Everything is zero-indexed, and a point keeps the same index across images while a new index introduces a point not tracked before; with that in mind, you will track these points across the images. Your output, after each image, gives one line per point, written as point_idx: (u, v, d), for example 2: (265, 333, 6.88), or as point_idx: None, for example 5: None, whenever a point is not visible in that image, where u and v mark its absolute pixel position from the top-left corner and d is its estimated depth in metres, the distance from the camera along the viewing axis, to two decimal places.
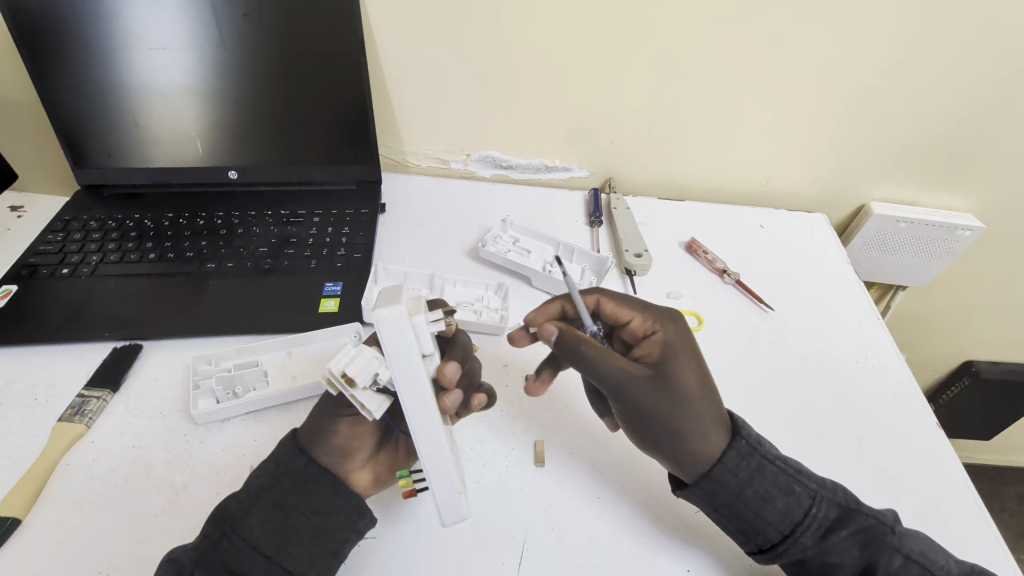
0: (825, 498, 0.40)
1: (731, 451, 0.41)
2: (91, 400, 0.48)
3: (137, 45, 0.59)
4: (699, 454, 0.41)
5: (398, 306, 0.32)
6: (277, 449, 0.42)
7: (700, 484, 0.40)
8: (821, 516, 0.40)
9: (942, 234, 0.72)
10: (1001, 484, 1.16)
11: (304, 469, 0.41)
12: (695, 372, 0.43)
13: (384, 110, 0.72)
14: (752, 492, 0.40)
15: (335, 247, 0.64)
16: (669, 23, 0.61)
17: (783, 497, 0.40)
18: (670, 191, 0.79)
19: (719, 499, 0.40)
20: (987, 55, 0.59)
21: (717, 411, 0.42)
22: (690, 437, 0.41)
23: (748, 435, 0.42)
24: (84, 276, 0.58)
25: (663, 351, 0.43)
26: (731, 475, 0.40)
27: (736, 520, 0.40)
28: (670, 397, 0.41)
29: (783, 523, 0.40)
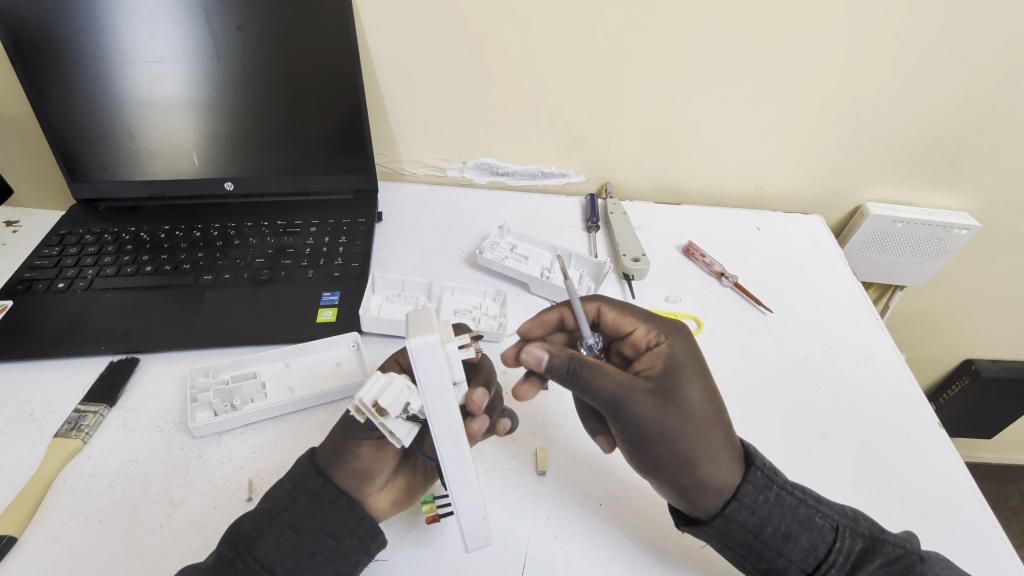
0: (848, 529, 0.40)
1: (747, 486, 0.40)
2: (88, 415, 0.48)
3: (131, 58, 0.59)
4: (712, 489, 0.39)
5: (432, 334, 0.32)
6: (292, 469, 0.42)
7: (714, 524, 0.39)
8: (847, 549, 0.39)
9: (937, 233, 0.72)
10: (1004, 482, 1.16)
11: (319, 490, 0.40)
12: (704, 392, 0.41)
13: (380, 120, 0.73)
14: (773, 530, 0.39)
15: (332, 257, 0.64)
16: (662, 29, 0.61)
17: (806, 533, 0.39)
18: (667, 195, 0.79)
19: (736, 538, 0.39)
20: (979, 56, 0.59)
21: (729, 439, 0.41)
22: (701, 466, 0.39)
23: (764, 466, 0.40)
24: (80, 290, 0.58)
25: (668, 366, 0.42)
26: (748, 513, 0.39)
27: (754, 559, 0.39)
28: (679, 419, 0.40)
29: (806, 561, 0.39)
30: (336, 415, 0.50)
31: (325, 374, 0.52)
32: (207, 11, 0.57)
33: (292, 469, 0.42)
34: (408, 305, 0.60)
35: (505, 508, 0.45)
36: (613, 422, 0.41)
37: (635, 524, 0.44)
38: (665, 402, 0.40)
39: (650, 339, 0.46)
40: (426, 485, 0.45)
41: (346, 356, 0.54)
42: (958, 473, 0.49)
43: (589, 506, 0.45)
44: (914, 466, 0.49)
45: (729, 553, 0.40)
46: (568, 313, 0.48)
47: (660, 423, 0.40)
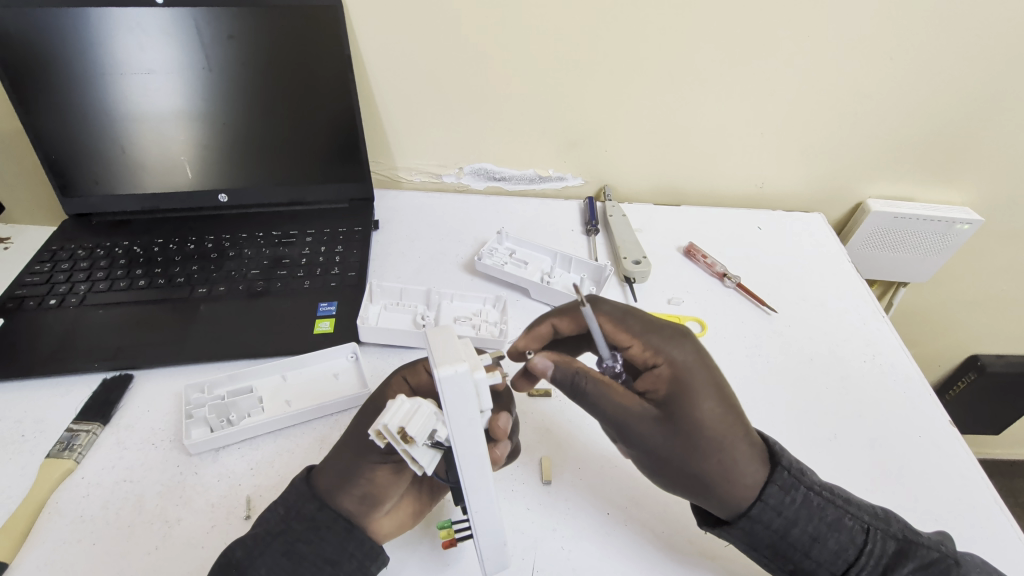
0: (879, 532, 0.39)
1: (771, 487, 0.39)
2: (80, 434, 0.47)
3: (122, 71, 0.58)
4: (730, 503, 0.39)
5: (461, 364, 0.31)
6: (288, 490, 0.41)
7: (739, 526, 0.39)
8: (879, 552, 0.38)
9: (940, 228, 0.72)
10: (1013, 478, 1.14)
11: (315, 515, 0.39)
12: (714, 406, 0.40)
13: (375, 128, 0.72)
14: (800, 532, 0.38)
15: (328, 267, 0.63)
16: (658, 29, 0.61)
17: (835, 535, 0.38)
18: (666, 197, 0.78)
19: (761, 538, 0.39)
20: (977, 51, 0.59)
21: (748, 454, 0.39)
22: (717, 487, 0.39)
23: (790, 465, 0.39)
24: (71, 306, 0.57)
25: (672, 385, 0.41)
26: (774, 514, 0.38)
27: (780, 560, 0.39)
28: (691, 445, 0.39)
29: (836, 564, 0.38)
30: (336, 428, 0.49)
31: (324, 387, 0.51)
32: (198, 22, 0.57)
33: (287, 491, 0.40)
34: (406, 313, 0.59)
35: (508, 522, 0.43)
36: (626, 449, 0.41)
37: (647, 528, 0.43)
38: (676, 432, 0.39)
39: (648, 356, 0.43)
40: (430, 506, 0.43)
41: (345, 367, 0.53)
42: (971, 472, 0.48)
43: (596, 515, 0.44)
44: (929, 462, 0.48)
45: (754, 555, 0.40)
46: (559, 322, 0.46)
47: (672, 452, 0.40)
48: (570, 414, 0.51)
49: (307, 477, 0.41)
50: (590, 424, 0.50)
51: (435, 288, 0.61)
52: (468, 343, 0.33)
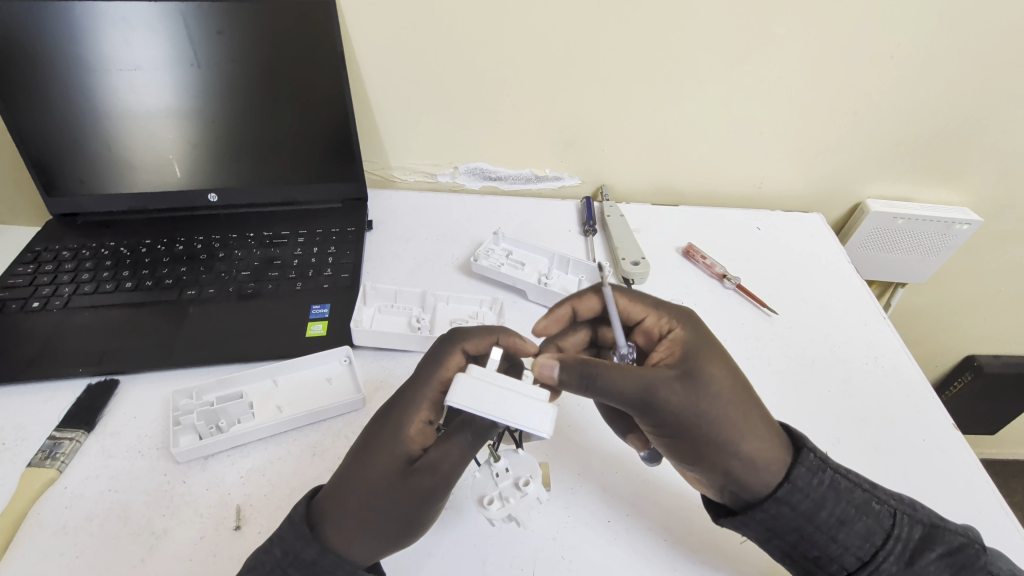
0: (906, 517, 0.38)
1: (799, 468, 0.38)
2: (64, 442, 0.45)
3: (107, 68, 0.57)
4: (756, 470, 0.39)
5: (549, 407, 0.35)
6: (284, 525, 0.36)
7: (766, 508, 0.38)
8: (905, 537, 0.37)
9: (938, 228, 0.71)
10: (1008, 477, 1.15)
11: (316, 560, 0.35)
12: (729, 369, 0.41)
13: (369, 126, 0.71)
14: (828, 515, 0.37)
15: (321, 268, 0.61)
16: (656, 28, 0.60)
17: (862, 518, 0.38)
18: (664, 197, 0.78)
19: (786, 524, 0.38)
20: (980, 48, 0.58)
21: (767, 420, 0.40)
22: (743, 451, 0.39)
23: (816, 449, 0.39)
24: (55, 309, 0.55)
25: (689, 349, 0.42)
26: (801, 496, 0.38)
27: (805, 546, 0.38)
28: (714, 408, 0.39)
29: (862, 548, 0.37)
30: (329, 436, 0.47)
31: (316, 393, 0.50)
32: (186, 18, 0.55)
33: (284, 528, 0.36)
34: (401, 316, 0.58)
35: (508, 530, 0.42)
36: (649, 421, 0.40)
37: (653, 532, 0.42)
38: (701, 393, 0.39)
39: (662, 326, 0.44)
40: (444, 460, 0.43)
41: (338, 371, 0.52)
42: (976, 475, 0.47)
43: (598, 523, 0.43)
44: (933, 465, 0.48)
45: (775, 543, 0.39)
46: (577, 303, 0.47)
47: (698, 416, 0.39)
48: (573, 419, 0.50)
49: (306, 512, 0.37)
50: (591, 427, 0.49)
51: (431, 290, 0.60)
52: (529, 391, 0.36)
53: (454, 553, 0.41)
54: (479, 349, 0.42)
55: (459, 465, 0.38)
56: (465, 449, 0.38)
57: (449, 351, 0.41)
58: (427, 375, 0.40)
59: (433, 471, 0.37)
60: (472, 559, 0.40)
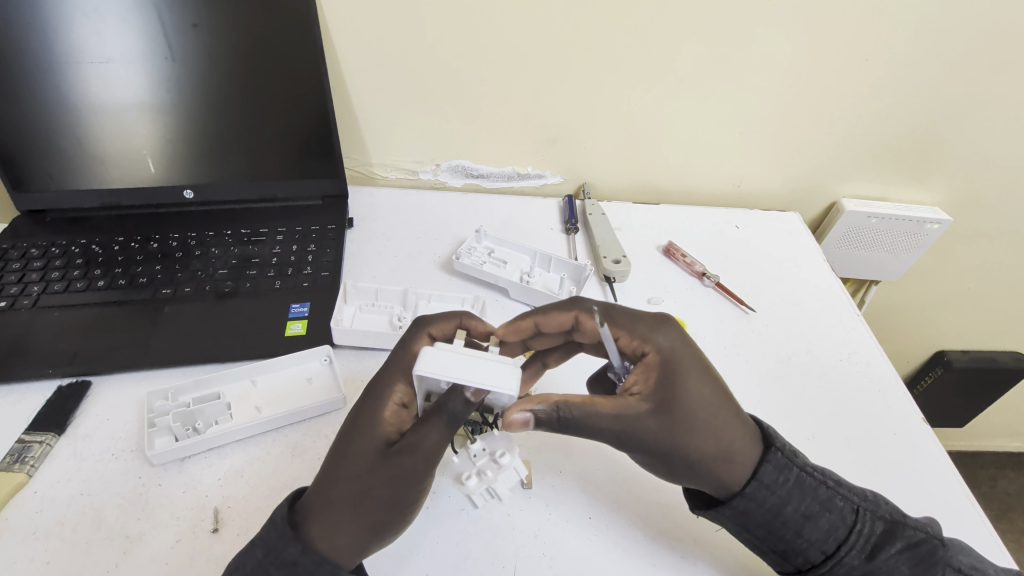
0: (868, 512, 0.39)
1: (766, 466, 0.39)
2: (34, 446, 0.44)
3: (76, 59, 0.55)
4: (729, 484, 0.39)
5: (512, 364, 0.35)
6: (266, 530, 0.36)
7: (735, 505, 0.39)
8: (867, 531, 0.39)
9: (910, 227, 0.73)
10: (975, 468, 1.18)
11: (297, 560, 0.35)
12: (706, 394, 0.40)
13: (350, 123, 0.70)
14: (793, 510, 0.38)
15: (301, 266, 0.61)
16: (639, 27, 0.60)
17: (826, 514, 0.39)
18: (645, 195, 0.78)
19: (754, 519, 0.39)
20: (952, 51, 0.60)
21: (744, 428, 0.40)
22: (716, 470, 0.39)
23: (784, 447, 0.40)
24: (23, 308, 0.54)
25: (664, 375, 0.40)
26: (768, 493, 0.39)
27: (771, 540, 0.39)
28: (690, 438, 0.39)
29: (826, 543, 0.38)
30: (309, 435, 0.47)
31: (296, 393, 0.49)
32: (160, 10, 0.54)
33: (266, 530, 0.36)
34: (383, 315, 0.58)
35: (488, 528, 0.42)
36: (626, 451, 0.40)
37: (632, 527, 0.43)
38: (676, 427, 0.39)
39: (636, 346, 0.42)
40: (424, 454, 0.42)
41: (319, 371, 0.52)
42: (944, 468, 0.49)
43: (578, 520, 0.43)
44: (903, 459, 0.49)
45: (747, 537, 0.40)
46: (542, 320, 0.44)
47: (674, 447, 0.39)
48: None
49: (287, 513, 0.37)
50: None
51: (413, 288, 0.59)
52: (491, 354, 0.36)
53: (435, 551, 0.41)
54: (444, 333, 0.44)
55: (441, 442, 0.37)
56: (442, 427, 0.36)
57: (416, 335, 0.43)
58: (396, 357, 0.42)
59: (412, 450, 0.36)
60: (452, 558, 0.40)
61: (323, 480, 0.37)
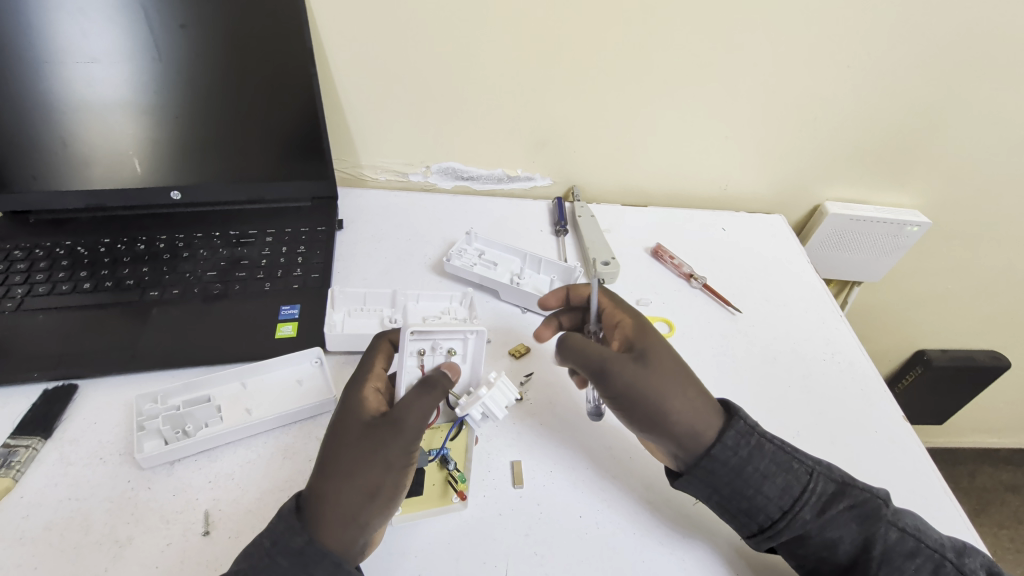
0: (822, 475, 0.41)
1: (729, 432, 0.41)
2: (19, 450, 0.44)
3: (61, 59, 0.55)
4: (697, 431, 0.42)
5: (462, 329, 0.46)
6: (273, 521, 0.37)
7: (699, 465, 0.41)
8: (820, 491, 0.41)
9: (891, 229, 0.75)
10: (954, 464, 1.21)
11: (303, 549, 0.35)
12: (672, 350, 0.45)
13: (339, 123, 0.70)
14: (753, 469, 0.41)
15: (290, 268, 0.60)
16: (627, 32, 0.61)
17: (783, 473, 0.41)
18: (633, 198, 0.79)
19: (719, 477, 0.41)
20: (930, 60, 0.62)
21: (703, 394, 0.43)
22: (683, 412, 0.42)
23: (746, 416, 0.42)
24: (7, 311, 0.53)
25: (637, 331, 0.46)
26: (730, 453, 0.41)
27: (735, 499, 0.40)
28: (661, 382, 0.42)
29: (783, 500, 0.40)
30: (300, 437, 0.47)
31: (286, 395, 0.49)
32: (148, 10, 0.54)
33: (273, 522, 0.37)
34: (372, 318, 0.57)
35: (479, 528, 0.42)
36: (603, 390, 0.43)
37: (622, 525, 0.43)
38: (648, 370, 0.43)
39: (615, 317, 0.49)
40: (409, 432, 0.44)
41: (309, 373, 0.51)
42: (923, 464, 0.50)
43: (568, 518, 0.43)
44: (884, 453, 0.50)
45: (713, 499, 0.41)
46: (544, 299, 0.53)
47: (648, 390, 0.42)
48: (546, 415, 0.51)
49: (295, 505, 0.37)
50: (563, 425, 0.50)
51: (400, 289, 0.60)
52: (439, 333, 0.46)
53: (426, 551, 0.41)
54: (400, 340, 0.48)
55: (425, 414, 0.38)
56: (419, 397, 0.39)
57: (377, 341, 0.46)
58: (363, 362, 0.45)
59: (396, 424, 0.38)
60: (444, 557, 0.41)
61: (317, 475, 0.38)
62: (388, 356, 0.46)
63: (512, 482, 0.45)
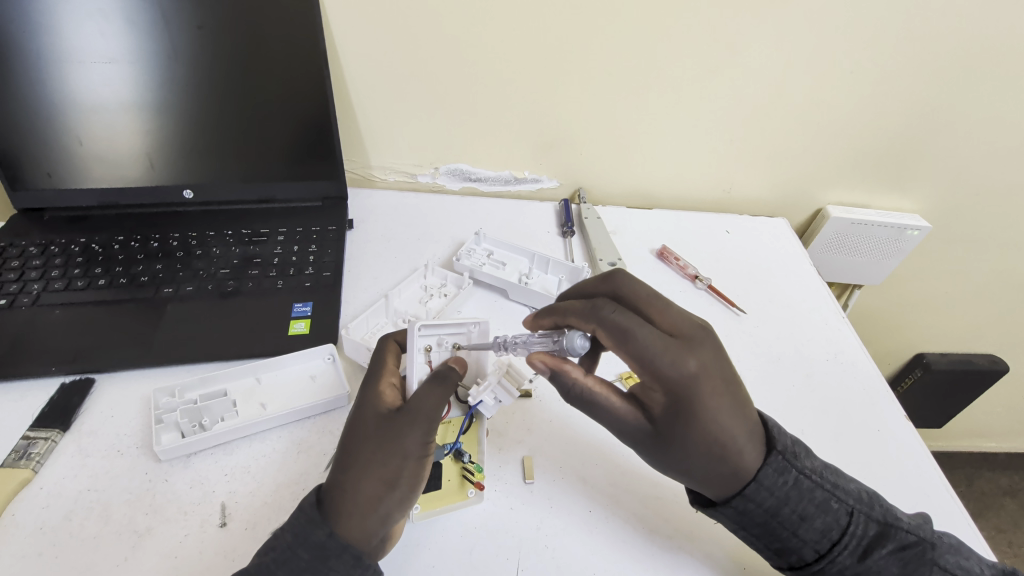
0: (862, 514, 0.40)
1: (766, 469, 0.40)
2: (38, 442, 0.44)
3: (78, 60, 0.56)
4: (727, 481, 0.40)
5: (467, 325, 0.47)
6: (294, 514, 0.37)
7: (734, 505, 0.40)
8: (860, 533, 0.39)
9: (892, 233, 0.76)
10: (952, 468, 1.22)
11: (325, 542, 0.36)
12: (708, 435, 0.40)
13: (350, 124, 0.71)
14: (790, 512, 0.39)
15: (302, 267, 0.61)
16: (634, 38, 0.62)
17: (821, 515, 0.40)
18: (638, 200, 0.80)
19: (752, 518, 0.40)
20: (931, 67, 0.63)
21: (750, 431, 0.40)
22: (702, 481, 0.40)
23: (784, 450, 0.41)
24: (24, 306, 0.54)
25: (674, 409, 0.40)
26: (766, 494, 0.39)
27: (768, 539, 0.40)
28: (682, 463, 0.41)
29: (820, 542, 0.39)
30: (313, 432, 0.48)
31: (300, 390, 0.50)
32: (164, 12, 0.55)
33: (294, 515, 0.37)
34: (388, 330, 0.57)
35: (493, 521, 0.43)
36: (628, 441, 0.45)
37: (631, 522, 0.44)
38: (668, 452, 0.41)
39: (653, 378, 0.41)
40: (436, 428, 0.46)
41: (322, 369, 0.52)
42: (926, 463, 0.51)
43: (578, 513, 0.44)
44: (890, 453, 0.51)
45: (744, 534, 0.41)
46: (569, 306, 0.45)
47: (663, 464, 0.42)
48: (554, 412, 0.52)
49: (315, 499, 0.38)
50: (573, 422, 0.51)
51: (392, 297, 0.60)
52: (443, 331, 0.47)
53: (440, 543, 0.42)
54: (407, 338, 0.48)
55: (436, 407, 0.40)
56: (434, 388, 0.41)
57: (383, 341, 0.47)
58: (376, 361, 0.46)
59: (413, 414, 0.40)
60: (459, 552, 0.41)
61: (338, 465, 0.39)
62: (397, 357, 0.47)
63: (523, 476, 0.46)
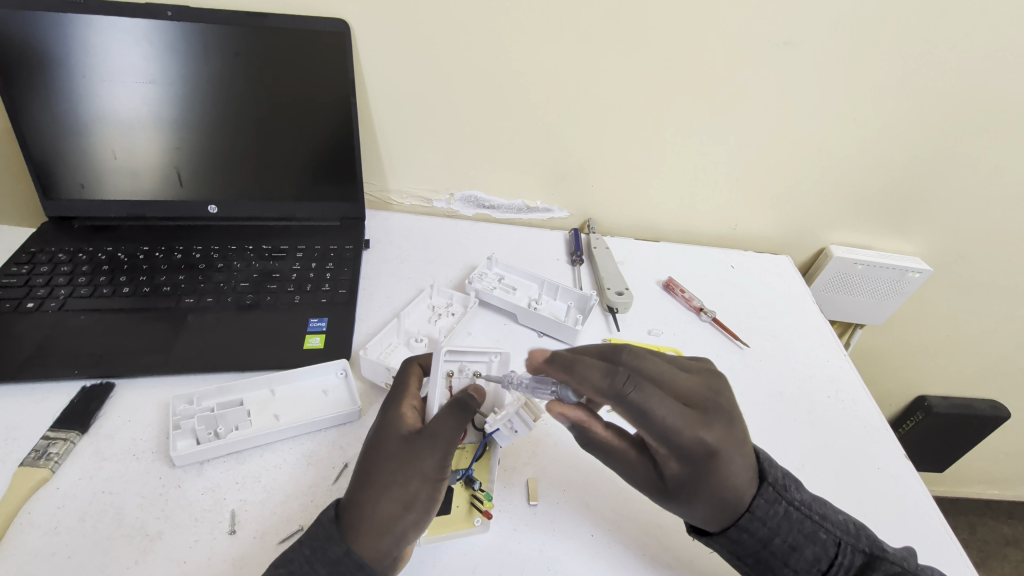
0: (849, 546, 0.40)
1: (758, 499, 0.41)
2: (57, 443, 0.46)
3: (120, 79, 0.59)
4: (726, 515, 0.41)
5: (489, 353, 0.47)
6: (313, 528, 0.38)
7: (729, 534, 0.41)
8: (847, 564, 0.40)
9: (893, 275, 0.78)
10: (955, 515, 1.21)
11: (341, 559, 0.37)
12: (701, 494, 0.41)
13: (371, 149, 0.74)
14: (781, 541, 0.40)
15: (319, 283, 0.63)
16: (647, 79, 0.65)
17: (810, 545, 0.40)
18: (646, 233, 0.82)
19: (745, 547, 0.41)
20: (930, 117, 0.66)
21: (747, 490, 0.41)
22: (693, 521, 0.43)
23: (776, 481, 0.41)
24: (50, 311, 0.56)
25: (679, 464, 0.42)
26: (759, 524, 0.40)
27: (760, 567, 0.41)
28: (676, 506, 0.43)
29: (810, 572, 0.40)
30: (324, 445, 0.49)
31: (312, 403, 0.51)
32: (204, 38, 0.58)
33: (312, 528, 0.38)
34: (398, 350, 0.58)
35: (496, 541, 0.44)
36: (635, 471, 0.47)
37: (632, 549, 0.45)
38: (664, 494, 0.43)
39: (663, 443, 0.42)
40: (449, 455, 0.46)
41: (334, 384, 0.54)
42: (926, 502, 0.51)
43: (580, 536, 0.45)
44: (890, 491, 0.52)
45: (737, 562, 0.42)
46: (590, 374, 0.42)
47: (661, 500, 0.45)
48: (560, 437, 0.53)
49: (334, 514, 0.39)
50: (577, 448, 0.52)
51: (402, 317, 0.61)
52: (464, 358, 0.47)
53: (446, 562, 0.42)
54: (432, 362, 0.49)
55: (457, 433, 0.41)
56: (452, 414, 0.41)
57: (408, 365, 0.48)
58: (399, 384, 0.47)
59: (432, 438, 0.41)
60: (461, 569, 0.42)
61: (357, 483, 0.40)
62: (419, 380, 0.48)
63: (528, 499, 0.47)
